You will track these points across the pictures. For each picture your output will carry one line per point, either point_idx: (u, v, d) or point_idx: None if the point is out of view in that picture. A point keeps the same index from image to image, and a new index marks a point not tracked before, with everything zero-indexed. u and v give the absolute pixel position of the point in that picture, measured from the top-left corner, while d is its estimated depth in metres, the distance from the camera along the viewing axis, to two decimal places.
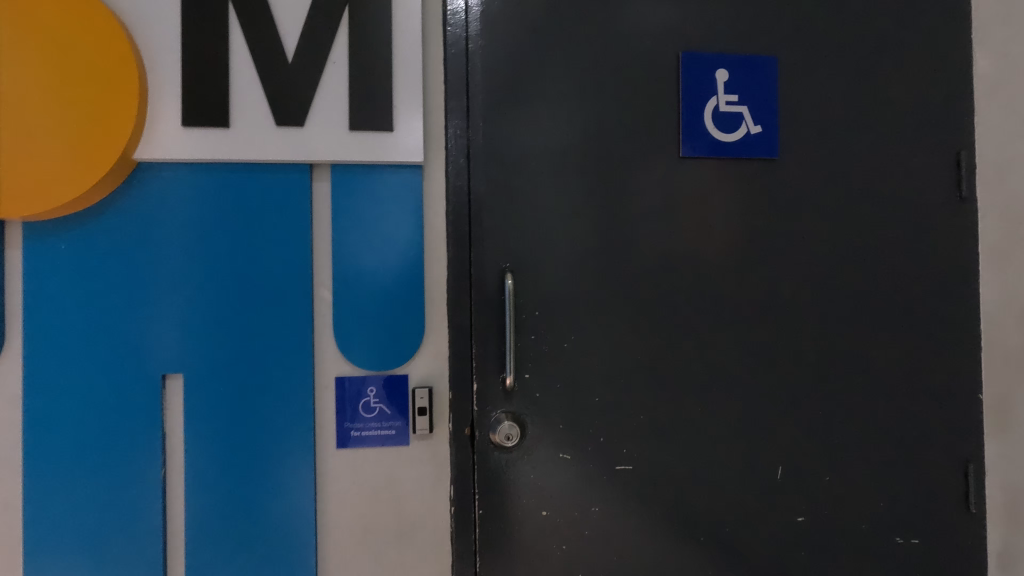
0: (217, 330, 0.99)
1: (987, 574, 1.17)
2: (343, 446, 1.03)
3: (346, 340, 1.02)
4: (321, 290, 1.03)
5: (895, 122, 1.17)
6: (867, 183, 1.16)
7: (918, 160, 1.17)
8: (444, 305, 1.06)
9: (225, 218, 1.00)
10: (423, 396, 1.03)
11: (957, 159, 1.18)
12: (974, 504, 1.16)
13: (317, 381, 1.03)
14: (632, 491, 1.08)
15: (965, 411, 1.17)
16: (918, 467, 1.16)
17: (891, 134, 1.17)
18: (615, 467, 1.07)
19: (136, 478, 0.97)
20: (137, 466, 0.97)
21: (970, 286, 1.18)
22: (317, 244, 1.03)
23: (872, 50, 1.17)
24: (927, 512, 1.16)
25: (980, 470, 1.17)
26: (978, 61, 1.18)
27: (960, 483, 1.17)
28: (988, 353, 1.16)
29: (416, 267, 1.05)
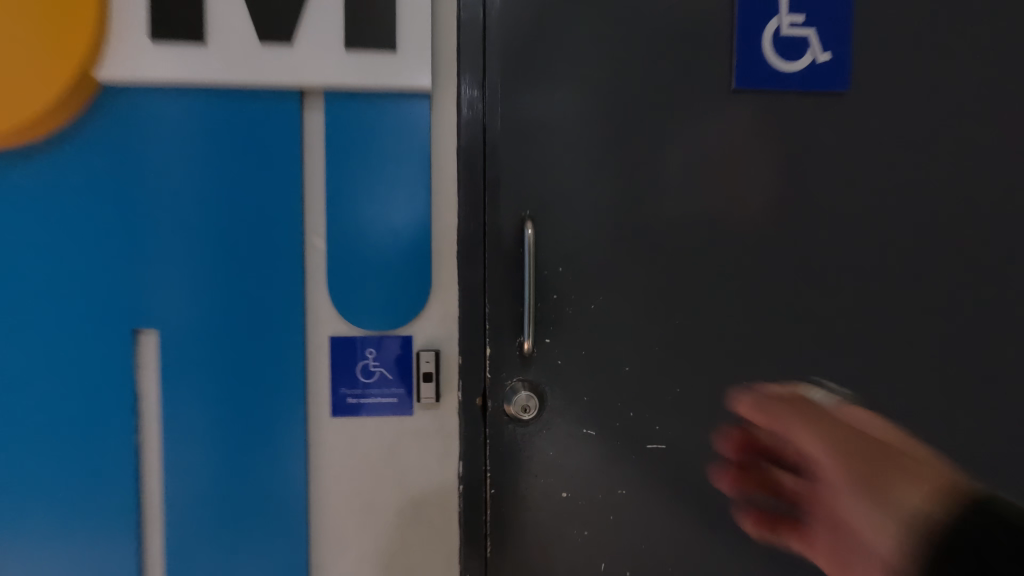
0: (197, 281, 0.88)
1: None
2: (340, 414, 0.92)
3: (342, 296, 0.90)
4: (315, 238, 0.90)
5: (998, 49, 0.97)
6: (959, 123, 0.97)
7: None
8: (454, 259, 0.93)
9: (203, 151, 0.87)
10: (429, 360, 0.91)
11: None
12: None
13: (310, 341, 0.91)
14: (664, 473, 0.96)
15: None
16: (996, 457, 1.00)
17: (993, 63, 0.97)
18: (645, 446, 0.95)
19: (109, 443, 0.87)
20: (109, 430, 0.87)
21: None
22: (310, 185, 0.90)
23: None
24: None
25: None
26: None
27: None
28: None
29: (422, 214, 0.91)
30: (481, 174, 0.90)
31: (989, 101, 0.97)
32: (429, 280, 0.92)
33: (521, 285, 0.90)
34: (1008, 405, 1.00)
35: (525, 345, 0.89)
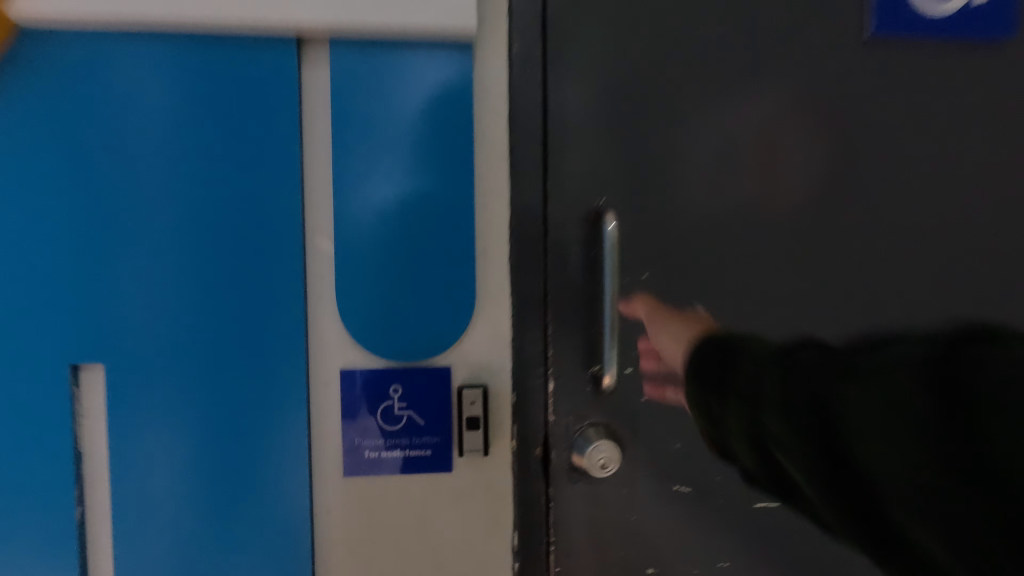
0: (160, 298, 0.64)
1: None
2: (354, 474, 0.68)
3: (356, 315, 0.66)
4: (319, 237, 0.67)
5: None
6: None
7: None
8: (506, 262, 0.68)
9: (165, 119, 0.64)
10: (474, 400, 0.67)
11: None
12: None
13: (314, 378, 0.67)
14: (775, 538, 0.74)
15: None
16: None
17: None
18: (752, 506, 0.73)
19: (39, 522, 0.63)
20: (36, 506, 0.63)
21: None
22: (312, 166, 0.67)
23: None
24: None
25: None
26: None
27: None
28: None
29: (464, 203, 0.66)
30: (540, 150, 0.68)
31: None
32: (476, 293, 0.68)
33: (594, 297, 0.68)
34: None
35: (605, 381, 0.67)
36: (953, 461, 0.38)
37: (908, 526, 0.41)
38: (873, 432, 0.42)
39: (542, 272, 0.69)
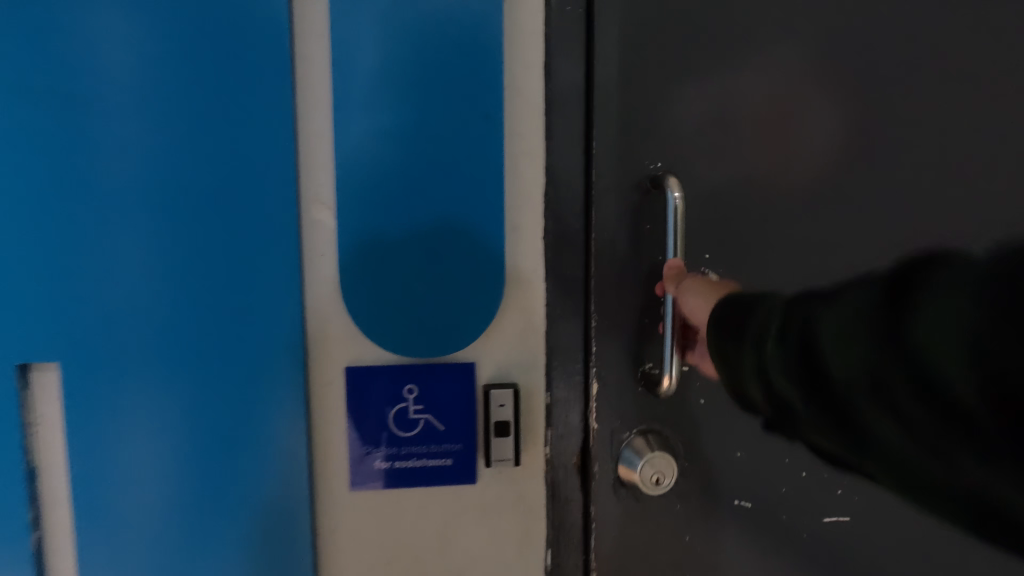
0: (126, 284, 0.53)
1: None
2: (363, 486, 0.58)
3: (365, 302, 0.56)
4: (319, 211, 0.56)
5: None
6: None
7: None
8: (540, 239, 0.58)
9: (126, 63, 0.52)
10: (504, 402, 0.57)
11: None
12: None
13: (315, 377, 0.57)
14: (854, 566, 0.62)
15: None
16: None
17: None
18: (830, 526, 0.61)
19: None
20: None
21: None
22: (309, 124, 0.55)
23: None
24: None
25: None
26: None
27: None
28: None
29: (490, 170, 0.56)
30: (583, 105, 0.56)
31: None
32: (506, 277, 0.57)
33: (649, 278, 0.57)
34: None
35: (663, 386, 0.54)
36: (875, 333, 0.38)
37: (898, 400, 0.38)
38: (840, 326, 0.39)
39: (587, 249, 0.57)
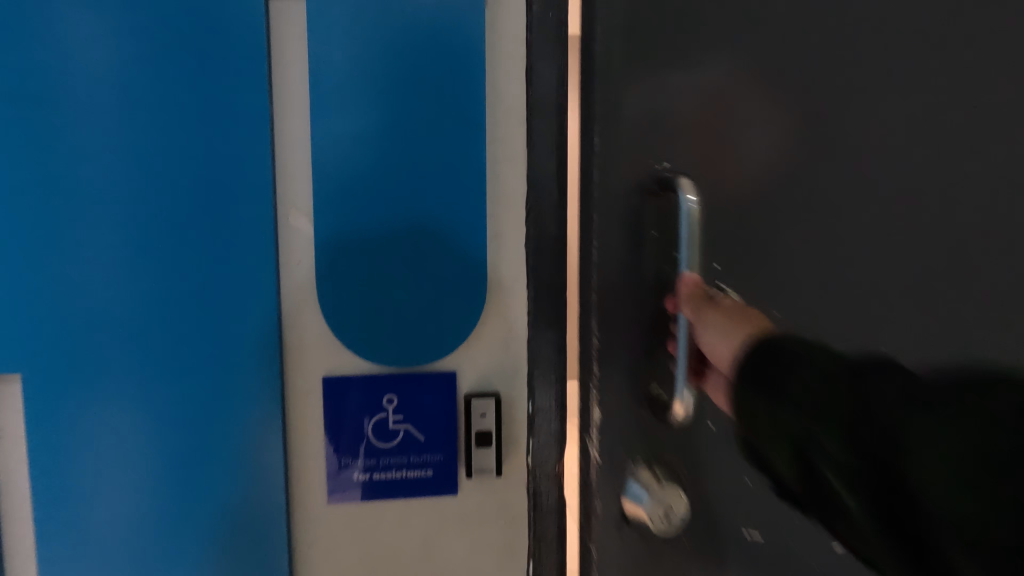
0: (95, 291, 0.52)
1: None
2: (340, 497, 0.57)
3: (343, 311, 0.55)
4: (295, 217, 0.54)
5: None
6: None
7: None
8: (521, 247, 0.57)
9: (96, 63, 0.50)
10: (484, 412, 0.56)
11: None
12: None
13: (291, 388, 0.55)
14: None
15: None
16: None
17: None
18: None
19: None
20: None
21: None
22: (286, 127, 0.54)
23: None
24: None
25: None
26: None
27: None
28: None
29: (471, 177, 0.55)
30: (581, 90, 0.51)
31: None
32: (487, 285, 0.57)
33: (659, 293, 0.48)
34: None
35: (679, 411, 0.48)
36: None
37: None
38: None
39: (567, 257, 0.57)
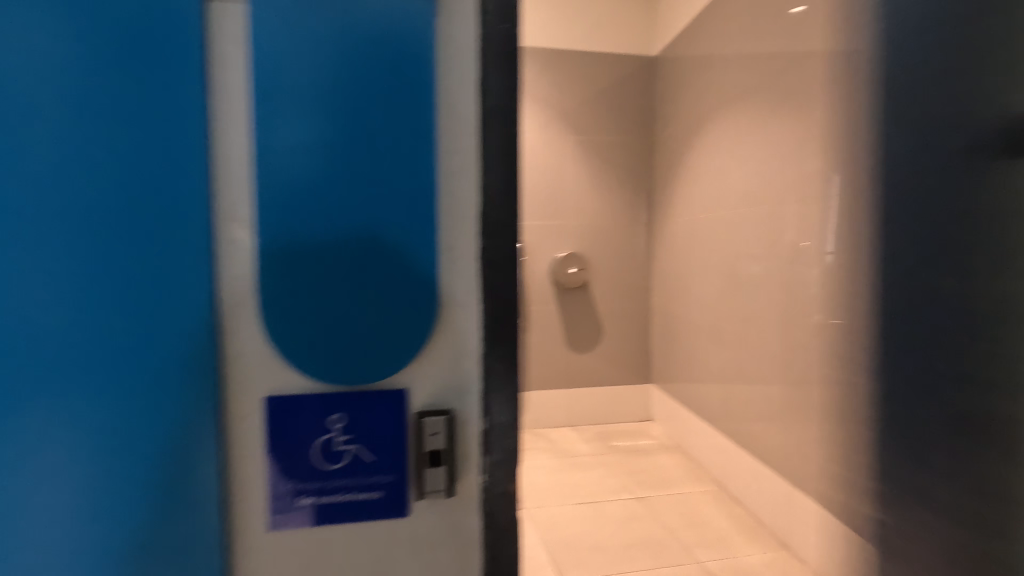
0: (15, 310, 0.48)
1: None
2: (284, 523, 0.54)
3: (286, 328, 0.52)
4: (235, 229, 0.52)
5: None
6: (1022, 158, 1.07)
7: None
8: (474, 261, 0.56)
9: (16, 66, 0.47)
10: (436, 431, 0.54)
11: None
12: None
13: (230, 411, 0.53)
14: None
15: None
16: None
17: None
18: None
19: None
20: None
21: None
22: (225, 134, 0.51)
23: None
24: None
25: None
26: None
27: None
28: None
29: (420, 190, 0.54)
30: None
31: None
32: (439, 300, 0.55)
33: None
34: None
35: None
36: None
37: None
38: None
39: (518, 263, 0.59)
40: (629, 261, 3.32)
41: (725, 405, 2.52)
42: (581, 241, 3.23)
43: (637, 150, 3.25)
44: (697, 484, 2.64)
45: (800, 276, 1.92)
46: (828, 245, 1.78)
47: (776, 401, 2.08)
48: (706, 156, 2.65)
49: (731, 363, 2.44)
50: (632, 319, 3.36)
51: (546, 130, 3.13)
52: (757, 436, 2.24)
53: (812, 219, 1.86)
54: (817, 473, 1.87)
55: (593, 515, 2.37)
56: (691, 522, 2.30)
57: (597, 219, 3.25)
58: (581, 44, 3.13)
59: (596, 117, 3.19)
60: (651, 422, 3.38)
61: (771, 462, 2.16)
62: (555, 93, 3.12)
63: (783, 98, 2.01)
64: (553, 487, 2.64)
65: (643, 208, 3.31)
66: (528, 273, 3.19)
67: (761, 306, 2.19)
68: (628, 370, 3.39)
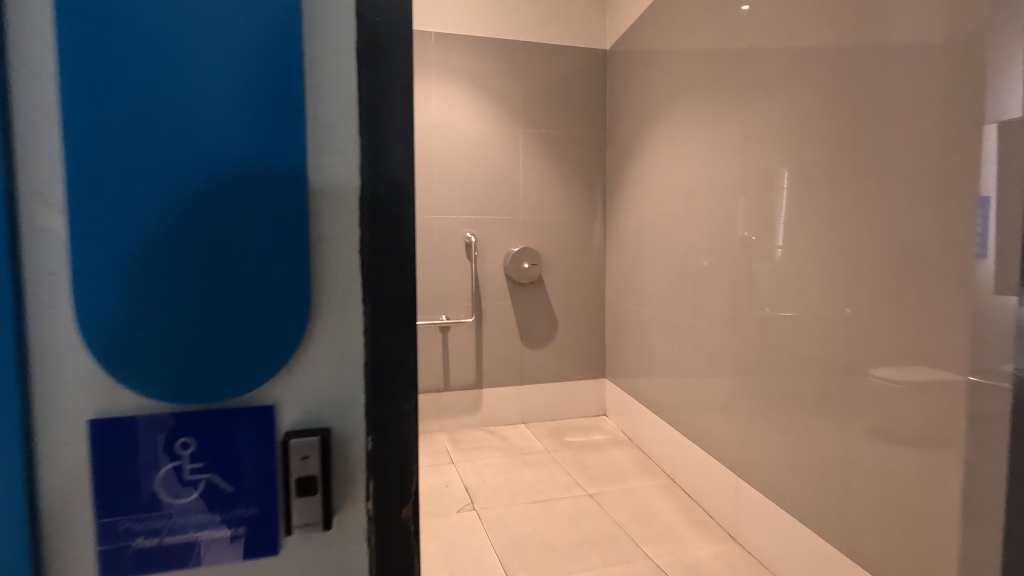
0: None
1: (972, 544, 1.17)
2: (121, 569, 0.45)
3: (116, 337, 0.43)
4: (45, 213, 0.42)
5: (965, 97, 1.14)
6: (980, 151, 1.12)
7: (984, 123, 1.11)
8: (355, 253, 0.48)
9: None
10: (307, 454, 0.46)
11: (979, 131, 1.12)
12: (966, 458, 1.17)
13: (43, 436, 0.43)
14: None
15: (987, 402, 1.12)
16: (970, 440, 1.16)
17: (973, 104, 1.13)
18: None
19: None
20: None
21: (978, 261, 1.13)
22: (26, 95, 0.41)
23: (974, 26, 1.11)
24: (991, 491, 1.12)
25: (974, 439, 1.15)
26: (984, 27, 1.10)
27: (964, 444, 1.17)
28: (1003, 333, 1.09)
29: (286, 174, 0.46)
30: None
31: (975, 132, 1.12)
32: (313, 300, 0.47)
33: None
34: (976, 398, 1.14)
35: None
36: None
37: None
38: None
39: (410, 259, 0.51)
40: (583, 256, 3.29)
41: (675, 399, 2.52)
42: (534, 236, 3.17)
43: (589, 146, 3.22)
44: (649, 478, 2.63)
45: (748, 271, 1.92)
46: (775, 240, 1.77)
47: (724, 394, 2.08)
48: (657, 152, 2.64)
49: (681, 357, 2.45)
50: (587, 315, 3.33)
51: (499, 123, 3.06)
52: (706, 429, 2.25)
53: (759, 214, 1.85)
54: (763, 465, 1.87)
55: (544, 514, 2.33)
56: (642, 516, 2.29)
57: (550, 215, 3.20)
58: (531, 38, 3.07)
59: (547, 112, 3.13)
60: (605, 417, 3.38)
61: (719, 455, 2.17)
62: (507, 86, 3.05)
63: (730, 94, 2.00)
64: (505, 486, 2.58)
65: (597, 203, 3.28)
66: (481, 269, 3.10)
67: (710, 301, 2.18)
68: (583, 366, 3.36)
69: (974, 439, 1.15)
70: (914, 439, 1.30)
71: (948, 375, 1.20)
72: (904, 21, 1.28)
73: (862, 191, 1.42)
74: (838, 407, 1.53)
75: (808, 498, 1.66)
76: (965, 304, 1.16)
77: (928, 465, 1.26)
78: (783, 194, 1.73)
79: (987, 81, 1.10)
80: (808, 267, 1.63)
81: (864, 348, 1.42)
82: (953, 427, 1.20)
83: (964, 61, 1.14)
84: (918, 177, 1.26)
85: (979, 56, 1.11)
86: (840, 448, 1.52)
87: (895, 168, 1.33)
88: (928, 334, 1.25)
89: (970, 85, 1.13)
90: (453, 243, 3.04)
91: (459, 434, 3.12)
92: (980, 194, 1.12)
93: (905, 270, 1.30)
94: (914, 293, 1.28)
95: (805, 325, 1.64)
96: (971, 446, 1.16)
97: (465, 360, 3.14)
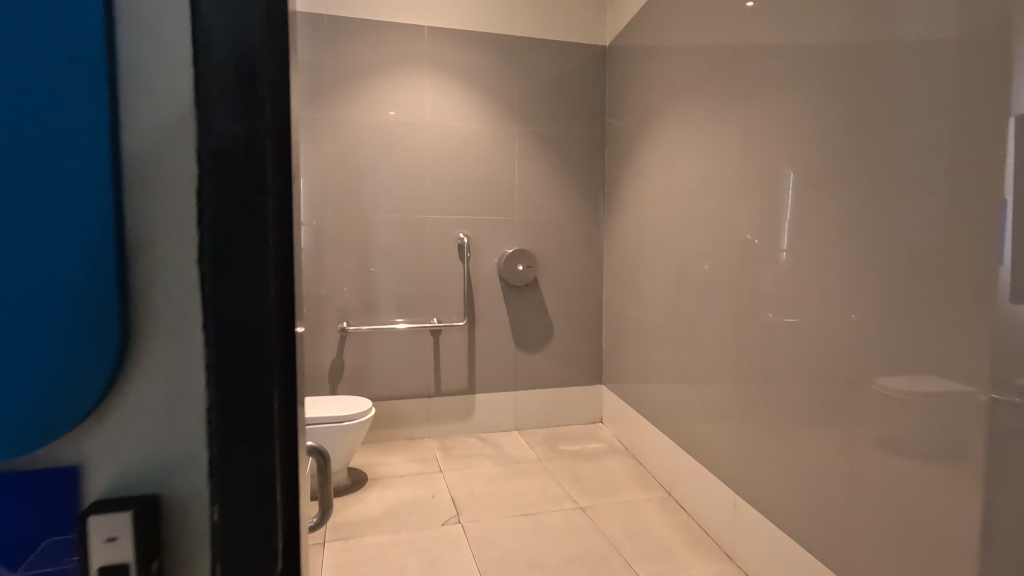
0: None
1: None
2: None
3: None
4: None
5: (984, 88, 1.02)
6: (1001, 147, 0.99)
7: (1005, 115, 0.98)
8: (192, 265, 0.36)
9: None
10: (111, 540, 0.35)
11: (999, 125, 0.99)
12: (983, 489, 1.04)
13: None
14: None
15: (1006, 428, 0.99)
16: (986, 468, 1.03)
17: (992, 95, 1.00)
18: None
19: None
20: None
21: (998, 270, 1.00)
22: None
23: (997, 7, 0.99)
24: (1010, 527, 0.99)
25: (992, 469, 1.02)
26: (1008, 10, 0.97)
27: (981, 472, 1.04)
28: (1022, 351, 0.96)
29: (50, 162, 0.33)
30: None
31: (996, 126, 1.00)
32: (118, 335, 0.35)
33: None
34: (993, 423, 1.02)
35: None
36: None
37: None
38: None
39: (277, 268, 0.38)
40: (581, 258, 3.16)
41: (674, 409, 2.39)
42: (529, 236, 3.05)
43: (587, 144, 3.10)
44: (644, 490, 2.51)
45: (750, 277, 1.79)
46: (779, 243, 1.65)
47: (723, 405, 1.96)
48: (657, 151, 2.51)
49: (679, 365, 2.32)
50: (584, 319, 3.21)
51: (494, 120, 2.94)
52: (705, 440, 2.12)
53: (762, 215, 1.73)
54: (765, 483, 1.74)
55: (532, 528, 2.20)
56: (636, 532, 2.17)
57: (546, 215, 3.07)
58: (527, 33, 2.94)
59: (543, 109, 3.00)
60: (601, 424, 3.25)
61: (718, 469, 2.04)
62: (503, 81, 2.93)
63: (734, 89, 1.87)
64: (494, 498, 2.45)
65: (596, 204, 3.15)
66: (474, 271, 2.98)
67: (711, 307, 2.05)
68: (579, 372, 3.24)
69: (990, 467, 1.02)
70: (924, 464, 1.17)
71: (966, 393, 1.07)
72: (917, 6, 1.16)
73: (869, 191, 1.30)
74: (841, 424, 1.40)
75: (808, 520, 1.54)
76: (982, 318, 1.03)
77: (943, 494, 1.13)
78: (787, 195, 1.61)
79: (1014, 64, 0.96)
80: (813, 273, 1.50)
81: (870, 361, 1.30)
82: (971, 454, 1.06)
83: (983, 49, 1.02)
84: (933, 174, 1.13)
85: (1005, 36, 0.98)
86: (846, 470, 1.39)
87: (908, 165, 1.19)
88: (943, 348, 1.11)
89: (994, 70, 1.00)
90: (445, 243, 2.92)
91: (450, 441, 2.99)
92: (999, 195, 1.00)
93: (918, 277, 1.17)
94: (926, 304, 1.15)
95: (808, 335, 1.52)
96: (988, 475, 1.03)
97: (457, 364, 3.02)
